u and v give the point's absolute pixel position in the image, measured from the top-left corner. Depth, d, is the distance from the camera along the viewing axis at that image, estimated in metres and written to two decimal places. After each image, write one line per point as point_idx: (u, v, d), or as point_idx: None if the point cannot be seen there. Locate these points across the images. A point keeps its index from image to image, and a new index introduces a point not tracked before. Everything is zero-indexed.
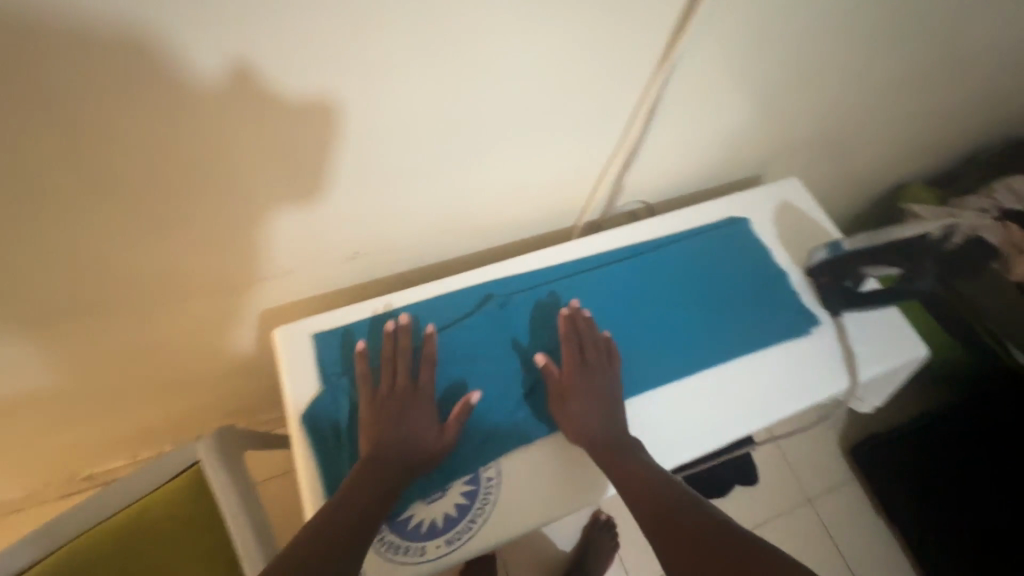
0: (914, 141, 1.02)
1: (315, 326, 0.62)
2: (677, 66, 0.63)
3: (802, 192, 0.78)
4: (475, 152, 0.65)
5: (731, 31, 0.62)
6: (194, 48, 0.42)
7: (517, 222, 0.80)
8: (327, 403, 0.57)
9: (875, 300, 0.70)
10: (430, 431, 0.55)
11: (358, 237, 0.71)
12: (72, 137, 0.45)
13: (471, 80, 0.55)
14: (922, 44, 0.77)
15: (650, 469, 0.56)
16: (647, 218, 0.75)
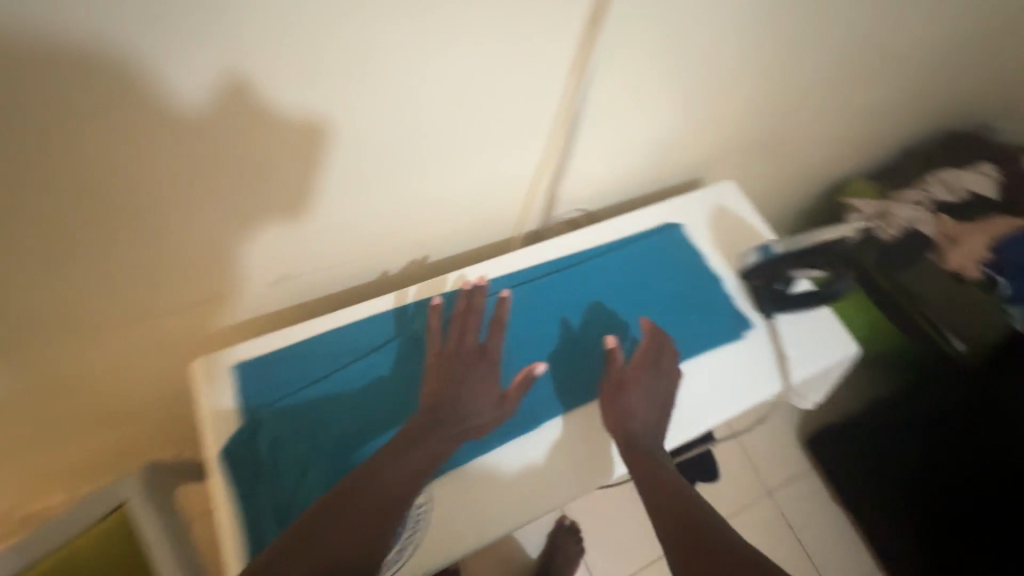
0: (832, 120, 1.08)
1: (239, 356, 0.62)
2: (594, 73, 0.65)
3: (734, 195, 0.83)
4: (410, 169, 0.66)
5: (642, 37, 0.64)
6: (204, 62, 0.46)
7: (455, 235, 0.80)
8: (246, 436, 0.57)
9: (806, 300, 0.74)
10: (488, 408, 0.60)
11: (290, 261, 0.71)
12: (89, 137, 0.47)
13: (394, 99, 0.57)
14: (822, 37, 0.83)
15: (677, 478, 0.59)
16: (581, 232, 0.78)
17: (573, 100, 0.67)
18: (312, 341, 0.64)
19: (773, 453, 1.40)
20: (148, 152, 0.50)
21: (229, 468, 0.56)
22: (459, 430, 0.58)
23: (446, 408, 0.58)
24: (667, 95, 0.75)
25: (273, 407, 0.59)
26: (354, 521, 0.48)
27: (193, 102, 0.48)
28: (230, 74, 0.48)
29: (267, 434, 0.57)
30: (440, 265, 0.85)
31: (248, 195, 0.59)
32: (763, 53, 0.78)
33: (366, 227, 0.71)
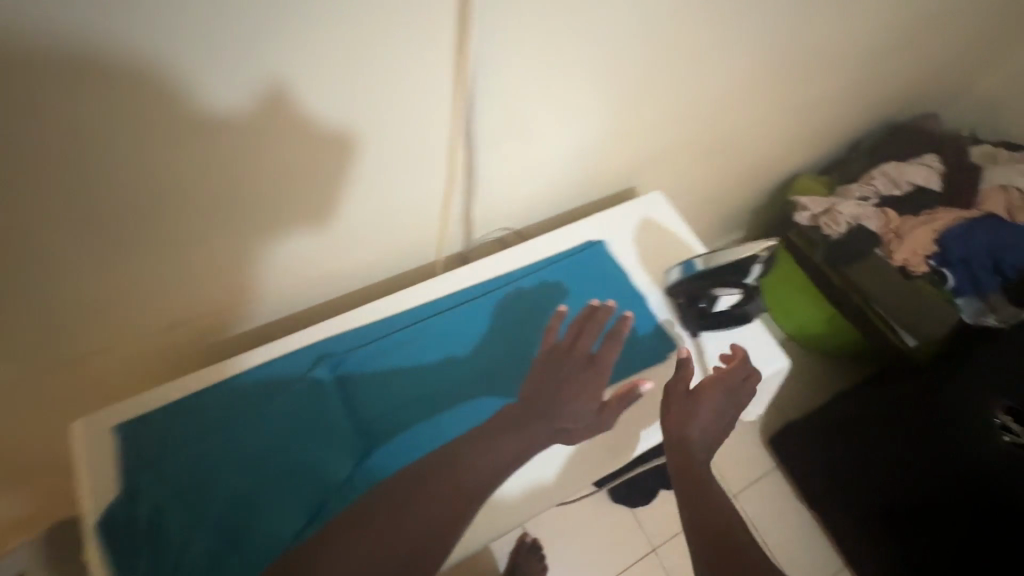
0: (769, 120, 1.06)
1: (121, 416, 0.57)
2: (476, 89, 0.60)
3: (663, 208, 0.81)
4: (302, 204, 0.62)
5: (532, 52, 0.59)
6: (246, 74, 0.47)
7: (370, 266, 0.76)
8: (125, 504, 0.52)
9: (731, 318, 0.71)
10: (582, 417, 0.61)
11: (179, 306, 0.65)
12: (127, 139, 0.47)
13: (262, 129, 0.52)
14: (745, 42, 0.80)
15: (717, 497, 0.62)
16: (492, 257, 0.76)
17: (468, 119, 0.63)
18: (194, 396, 0.59)
19: (741, 457, 1.41)
20: (183, 159, 0.51)
21: (101, 545, 0.51)
22: (549, 433, 0.60)
23: (541, 409, 0.60)
24: (580, 109, 0.72)
25: (152, 475, 0.54)
26: (428, 527, 0.52)
27: (234, 110, 0.49)
28: (272, 84, 0.49)
29: (147, 503, 0.52)
30: (358, 296, 0.81)
31: (273, 203, 0.60)
32: (679, 58, 0.74)
33: (258, 266, 0.66)
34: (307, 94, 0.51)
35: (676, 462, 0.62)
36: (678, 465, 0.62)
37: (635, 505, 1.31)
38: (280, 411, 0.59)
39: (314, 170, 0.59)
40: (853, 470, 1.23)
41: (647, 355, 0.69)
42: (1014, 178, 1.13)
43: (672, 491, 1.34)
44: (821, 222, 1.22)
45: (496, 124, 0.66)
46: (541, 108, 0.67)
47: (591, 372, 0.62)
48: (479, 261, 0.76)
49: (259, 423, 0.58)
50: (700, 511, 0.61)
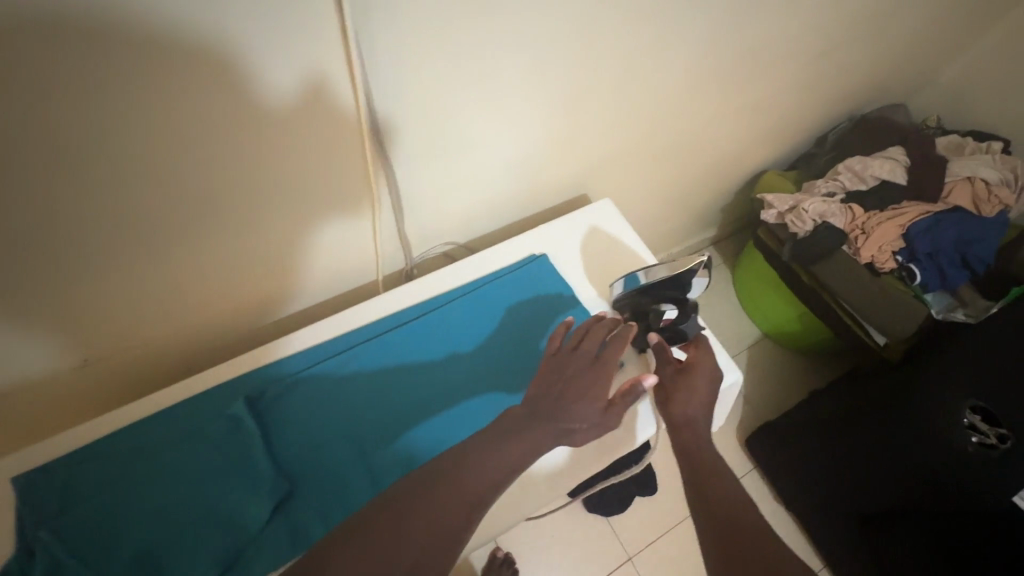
0: (728, 118, 1.04)
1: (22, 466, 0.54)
2: (375, 102, 0.55)
3: (612, 214, 0.81)
4: (223, 224, 0.58)
5: (452, 62, 0.56)
6: (284, 64, 0.47)
7: (303, 286, 0.73)
8: (18, 563, 0.48)
9: (679, 332, 0.69)
10: (590, 416, 0.54)
11: (89, 342, 0.61)
12: (152, 121, 0.45)
13: (207, 133, 0.49)
14: (695, 44, 0.78)
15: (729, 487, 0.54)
16: (427, 277, 0.74)
17: (393, 129, 0.59)
18: (100, 448, 0.55)
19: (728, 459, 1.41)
20: (221, 150, 0.51)
21: None
22: (555, 434, 0.53)
23: (546, 407, 0.54)
24: (521, 118, 0.69)
25: (47, 529, 0.49)
26: (432, 516, 0.46)
27: (280, 101, 0.50)
28: (315, 78, 0.50)
29: (42, 559, 0.48)
30: (297, 318, 0.78)
31: (293, 197, 0.60)
32: (620, 62, 0.71)
33: (184, 295, 0.63)
34: (348, 91, 0.52)
35: (682, 440, 0.59)
36: (684, 442, 0.58)
37: (611, 514, 1.28)
38: (195, 450, 0.55)
39: (336, 165, 0.59)
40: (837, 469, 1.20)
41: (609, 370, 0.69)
42: (978, 169, 1.10)
43: (648, 496, 1.32)
44: (787, 220, 1.19)
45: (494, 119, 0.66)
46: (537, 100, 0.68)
47: (597, 370, 0.57)
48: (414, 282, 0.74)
49: (164, 469, 0.53)
50: (711, 503, 0.53)
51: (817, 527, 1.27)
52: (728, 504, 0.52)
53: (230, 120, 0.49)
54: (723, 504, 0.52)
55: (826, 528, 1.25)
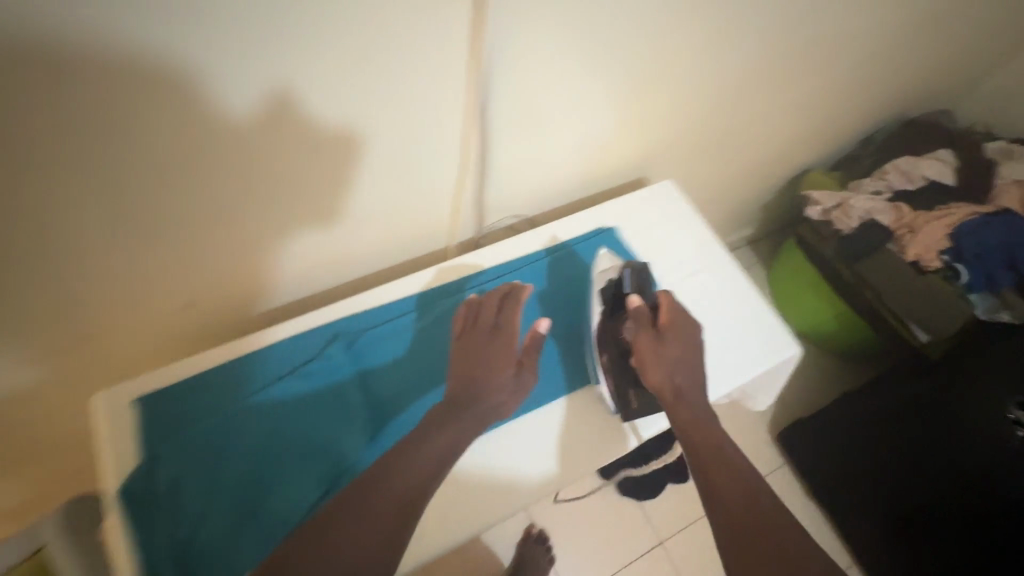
0: (783, 116, 1.08)
1: (137, 390, 0.59)
2: (494, 71, 0.60)
3: (676, 194, 0.83)
4: (201, 232, 0.60)
5: (556, 39, 0.60)
6: (234, 86, 0.48)
7: (387, 247, 0.78)
8: (143, 474, 0.54)
9: (644, 282, 0.70)
10: (506, 384, 0.60)
11: (192, 289, 0.67)
12: (113, 146, 0.47)
13: (174, 152, 0.50)
14: (770, 34, 0.82)
15: (739, 473, 0.58)
16: (509, 241, 0.79)
17: (481, 100, 0.63)
18: (206, 379, 0.60)
19: (759, 453, 1.41)
20: (184, 169, 0.52)
21: (122, 515, 0.53)
22: (477, 417, 0.58)
23: (465, 395, 0.58)
24: (600, 99, 0.73)
25: (169, 445, 0.55)
26: (379, 515, 0.49)
27: (242, 117, 0.51)
28: (279, 95, 0.50)
29: (167, 470, 0.54)
30: (365, 282, 0.83)
31: (279, 204, 0.62)
32: (698, 46, 0.75)
33: (274, 248, 0.68)
34: (315, 100, 0.53)
35: (682, 426, 0.62)
36: (681, 424, 0.62)
37: (641, 499, 1.31)
38: (289, 389, 0.61)
39: (442, 133, 0.64)
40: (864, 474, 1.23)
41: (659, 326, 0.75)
42: None
43: (679, 485, 1.34)
44: (833, 217, 1.22)
45: (579, 96, 0.71)
46: (618, 79, 0.72)
47: (499, 342, 0.61)
48: (495, 246, 0.79)
49: (265, 406, 0.59)
50: (723, 493, 0.57)
51: (846, 522, 1.28)
52: (742, 496, 0.56)
53: (341, 90, 0.53)
54: (737, 497, 0.56)
55: (856, 523, 1.26)
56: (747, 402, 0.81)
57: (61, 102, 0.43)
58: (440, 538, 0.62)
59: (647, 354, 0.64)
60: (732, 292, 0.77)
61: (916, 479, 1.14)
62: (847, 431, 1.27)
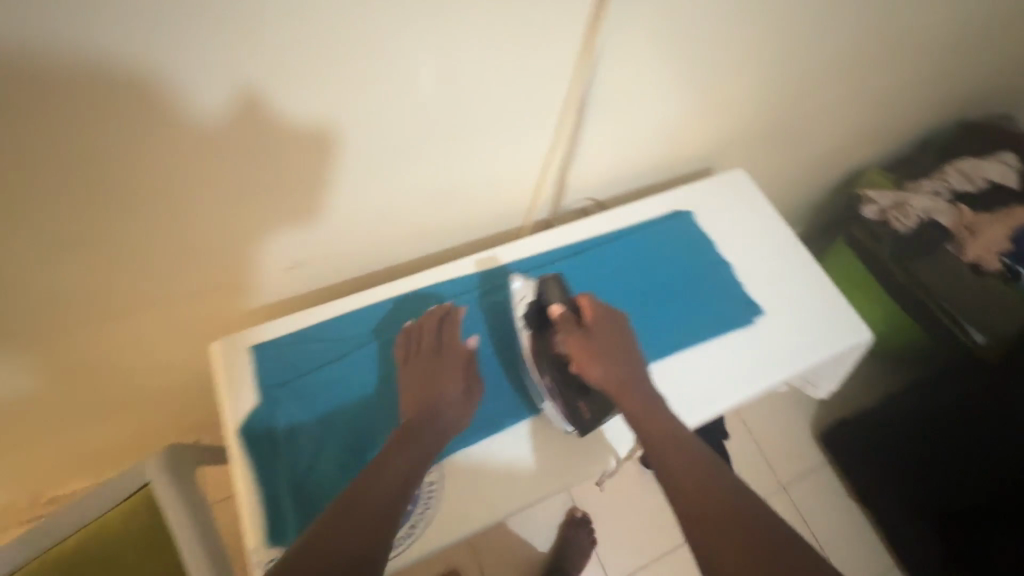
0: (848, 116, 1.10)
1: (253, 339, 0.66)
2: (603, 57, 0.67)
3: (746, 183, 0.85)
4: (182, 227, 0.63)
5: (653, 25, 0.66)
6: (200, 88, 0.49)
7: (469, 222, 0.85)
8: (262, 415, 0.61)
9: (563, 290, 0.70)
10: (455, 399, 0.62)
11: (300, 249, 0.74)
12: (88, 155, 0.50)
13: (143, 155, 0.53)
14: (844, 31, 0.86)
15: (697, 459, 0.56)
16: (585, 220, 0.81)
17: (589, 78, 0.69)
18: (315, 334, 0.68)
19: (800, 450, 1.39)
20: (155, 171, 0.55)
21: (243, 448, 0.60)
22: (432, 432, 0.59)
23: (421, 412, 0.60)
24: (680, 85, 0.79)
25: (283, 390, 0.63)
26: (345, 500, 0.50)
27: (212, 118, 0.52)
28: (247, 92, 0.52)
29: (283, 414, 0.62)
30: (445, 254, 0.90)
31: (258, 200, 0.64)
32: (777, 36, 0.79)
33: (378, 211, 0.74)
34: (284, 97, 0.54)
35: (638, 422, 0.61)
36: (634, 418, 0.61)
37: None
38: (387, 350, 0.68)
39: (541, 113, 0.71)
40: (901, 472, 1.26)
41: (732, 306, 0.75)
42: None
43: None
44: (890, 216, 1.21)
45: (663, 83, 0.77)
46: (699, 67, 0.77)
47: (440, 360, 0.64)
48: (569, 226, 0.81)
49: (345, 373, 0.65)
50: (680, 480, 0.54)
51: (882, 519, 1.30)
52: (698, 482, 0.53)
53: (474, 61, 0.59)
54: (710, 492, 0.52)
55: (895, 520, 1.28)
56: (809, 389, 0.83)
57: (254, 66, 0.50)
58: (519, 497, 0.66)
59: (585, 356, 0.65)
60: (805, 277, 0.79)
61: (962, 479, 1.18)
62: (883, 433, 1.29)
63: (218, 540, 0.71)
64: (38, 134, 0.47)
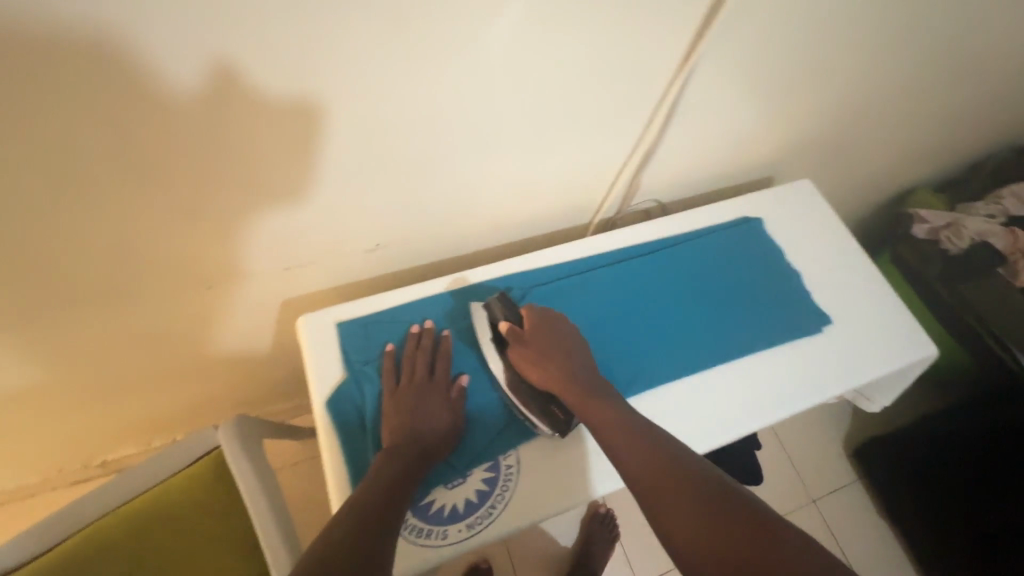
0: (910, 136, 1.11)
1: (337, 316, 0.71)
2: (699, 66, 0.71)
3: (814, 192, 0.87)
4: (175, 206, 0.61)
5: (745, 38, 0.69)
6: (173, 59, 0.47)
7: (540, 215, 0.89)
8: (350, 388, 0.67)
9: (509, 305, 0.70)
10: (443, 425, 0.63)
11: (381, 231, 0.79)
12: (68, 131, 0.49)
13: (117, 133, 0.51)
14: (923, 52, 0.87)
15: (640, 436, 0.59)
16: (654, 220, 0.83)
17: (680, 79, 0.71)
18: (398, 317, 0.72)
19: (830, 464, 1.39)
20: (131, 148, 0.53)
21: (330, 416, 0.65)
22: (422, 455, 0.60)
23: (413, 435, 0.61)
24: (759, 95, 0.81)
25: (368, 366, 0.68)
26: (358, 515, 0.52)
27: (184, 90, 0.50)
28: (221, 64, 0.49)
29: (370, 387, 0.66)
30: (510, 244, 0.93)
31: (250, 181, 0.62)
32: (857, 53, 0.81)
33: (460, 197, 0.78)
34: (261, 71, 0.50)
35: (599, 431, 0.61)
36: (591, 422, 0.62)
37: None
38: (464, 337, 0.72)
39: (630, 117, 0.75)
40: (922, 489, 1.26)
41: (799, 311, 0.77)
42: None
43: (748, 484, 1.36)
44: (942, 236, 1.21)
45: (744, 94, 0.80)
46: (778, 79, 0.80)
47: (428, 389, 0.65)
48: (640, 225, 0.82)
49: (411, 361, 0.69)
50: (626, 456, 0.58)
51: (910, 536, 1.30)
52: (639, 454, 0.57)
53: (576, 55, 0.62)
54: (669, 487, 0.53)
55: (916, 536, 1.29)
56: (863, 404, 0.83)
57: (387, 52, 0.53)
58: (595, 485, 0.66)
59: (526, 363, 0.65)
60: (875, 292, 0.80)
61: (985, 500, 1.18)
62: (911, 452, 1.29)
63: (282, 502, 0.75)
64: (172, 99, 0.50)
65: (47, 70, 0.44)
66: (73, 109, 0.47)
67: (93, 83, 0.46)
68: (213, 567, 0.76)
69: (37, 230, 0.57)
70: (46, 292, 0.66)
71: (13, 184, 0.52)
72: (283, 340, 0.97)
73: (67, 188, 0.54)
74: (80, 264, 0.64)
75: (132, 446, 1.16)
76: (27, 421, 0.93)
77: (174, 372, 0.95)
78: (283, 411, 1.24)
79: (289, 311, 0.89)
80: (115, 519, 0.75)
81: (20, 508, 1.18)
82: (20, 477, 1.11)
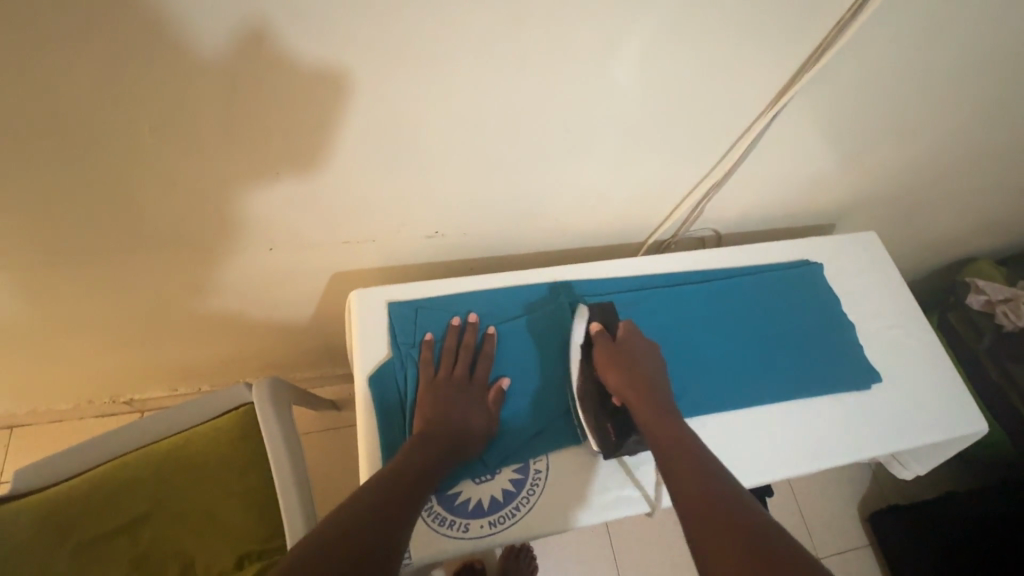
0: (984, 205, 1.07)
1: (390, 296, 0.73)
2: (790, 103, 0.71)
3: (877, 247, 0.87)
4: (216, 156, 0.61)
5: (838, 83, 0.69)
6: (217, 11, 0.45)
7: (599, 228, 0.90)
8: (391, 367, 0.68)
9: (608, 311, 0.73)
10: (480, 421, 0.64)
11: (442, 220, 0.80)
12: (117, 67, 0.48)
13: (166, 74, 0.50)
14: (1015, 123, 0.84)
15: (696, 453, 0.58)
16: (717, 248, 0.83)
17: (764, 115, 0.71)
18: (448, 305, 0.73)
19: (843, 523, 1.35)
20: (180, 88, 0.52)
21: (370, 389, 0.67)
22: (455, 447, 0.61)
23: (450, 425, 0.61)
24: (840, 142, 0.80)
25: (412, 348, 0.69)
26: (385, 494, 0.53)
27: (222, 45, 0.48)
28: (264, 20, 0.47)
29: (411, 368, 0.68)
30: (561, 252, 0.95)
31: (299, 142, 0.61)
32: (948, 115, 0.80)
33: (525, 198, 0.79)
34: (303, 34, 0.49)
35: (657, 441, 0.60)
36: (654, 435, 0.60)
37: None
38: (510, 333, 0.72)
39: (709, 143, 0.75)
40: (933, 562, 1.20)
41: (847, 363, 0.76)
42: None
43: None
44: (998, 310, 1.16)
45: (824, 139, 0.79)
46: (860, 129, 0.79)
47: (467, 387, 0.65)
48: (702, 252, 0.82)
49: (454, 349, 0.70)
50: (674, 465, 0.57)
51: None
52: (688, 467, 0.56)
53: (672, 73, 0.62)
54: (705, 499, 0.52)
55: None
56: (892, 466, 0.80)
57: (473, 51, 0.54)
58: (620, 505, 0.66)
59: (607, 363, 0.67)
60: (923, 359, 0.80)
61: None
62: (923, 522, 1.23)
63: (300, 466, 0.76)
64: (214, 53, 0.49)
65: (110, 10, 0.44)
66: (148, 61, 0.49)
67: (147, 25, 0.46)
68: (217, 521, 0.77)
69: (95, 163, 0.59)
70: (107, 227, 0.69)
71: (78, 117, 0.53)
72: (325, 310, 1.00)
73: (117, 124, 0.55)
74: (157, 205, 0.67)
75: (160, 389, 1.19)
76: (69, 349, 0.96)
77: (214, 324, 0.98)
78: (307, 379, 1.26)
79: (338, 281, 0.91)
80: (131, 460, 0.77)
81: (46, 430, 1.22)
82: (53, 401, 1.16)
